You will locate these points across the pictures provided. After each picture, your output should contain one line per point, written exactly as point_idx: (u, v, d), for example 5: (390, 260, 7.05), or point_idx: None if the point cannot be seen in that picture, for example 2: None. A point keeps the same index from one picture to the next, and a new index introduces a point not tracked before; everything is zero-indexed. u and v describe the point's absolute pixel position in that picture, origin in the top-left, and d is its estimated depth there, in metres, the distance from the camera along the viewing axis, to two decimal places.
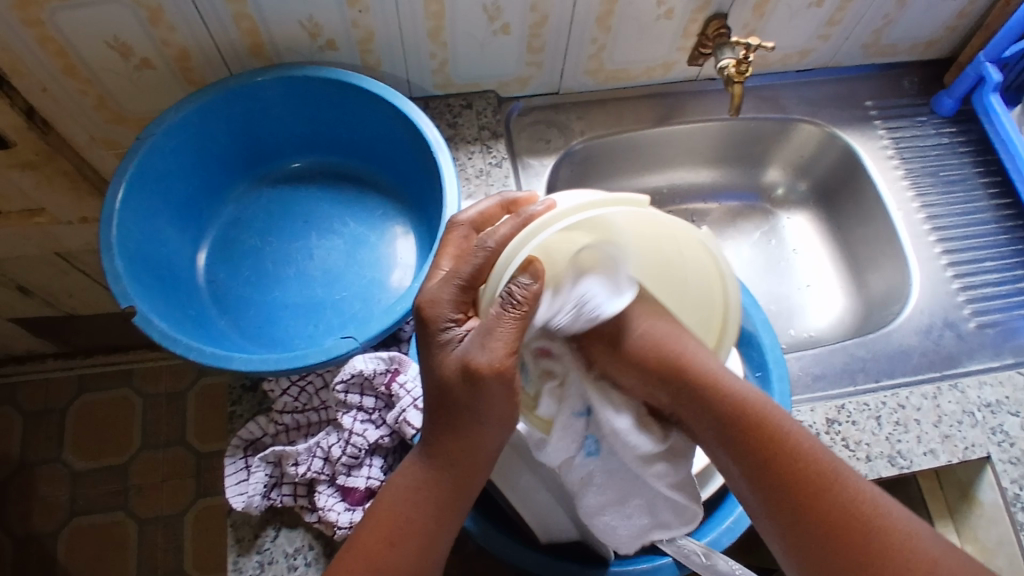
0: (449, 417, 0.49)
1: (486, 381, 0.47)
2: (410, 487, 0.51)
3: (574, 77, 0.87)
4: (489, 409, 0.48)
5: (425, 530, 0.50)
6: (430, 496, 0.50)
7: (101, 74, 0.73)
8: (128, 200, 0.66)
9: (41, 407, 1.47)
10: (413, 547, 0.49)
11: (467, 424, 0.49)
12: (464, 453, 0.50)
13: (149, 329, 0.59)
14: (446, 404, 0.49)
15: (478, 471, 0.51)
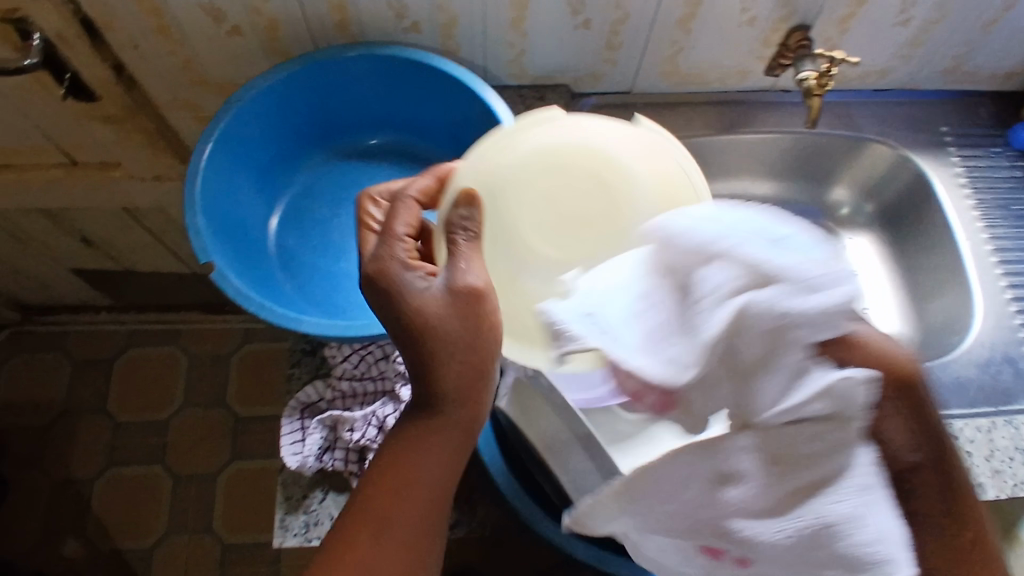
0: (444, 359, 0.50)
1: (471, 307, 0.48)
2: (410, 438, 0.52)
3: (649, 78, 0.87)
4: (476, 354, 0.50)
5: (435, 476, 0.52)
6: (432, 443, 0.51)
7: (192, 36, 0.73)
8: (212, 160, 0.68)
9: (90, 356, 1.52)
10: (425, 493, 0.51)
11: (462, 367, 0.50)
12: (463, 401, 0.51)
13: (225, 285, 0.61)
14: (438, 352, 0.50)
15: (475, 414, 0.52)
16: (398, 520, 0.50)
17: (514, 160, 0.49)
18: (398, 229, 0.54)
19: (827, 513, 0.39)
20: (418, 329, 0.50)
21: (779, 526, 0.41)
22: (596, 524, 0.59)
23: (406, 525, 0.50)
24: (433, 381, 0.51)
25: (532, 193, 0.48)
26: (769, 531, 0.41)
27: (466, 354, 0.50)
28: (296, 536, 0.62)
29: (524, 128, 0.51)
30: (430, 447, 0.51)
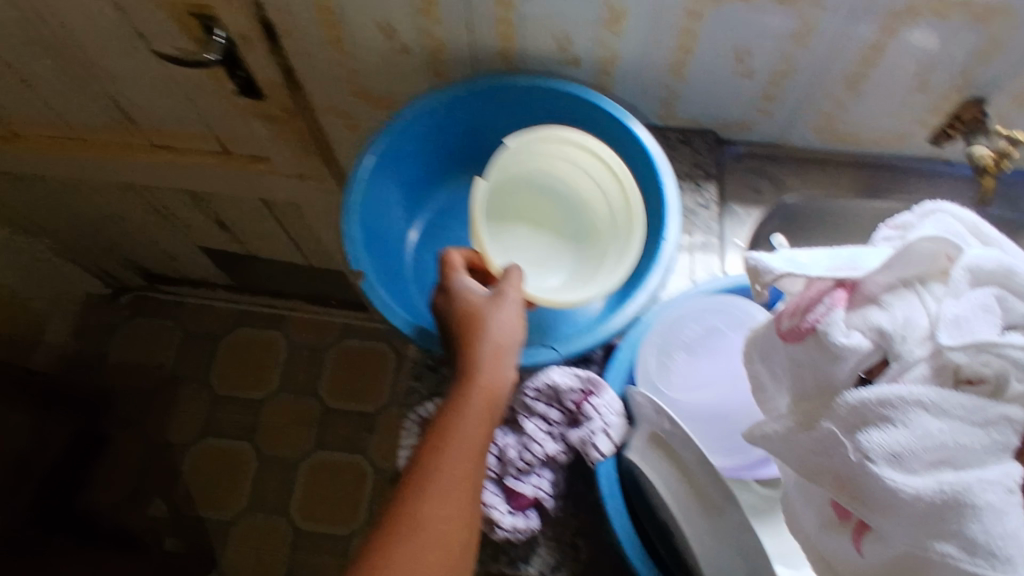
0: (482, 339, 0.57)
1: (510, 306, 0.60)
2: (449, 403, 0.54)
3: (801, 132, 0.84)
4: (511, 319, 0.59)
5: (472, 442, 0.52)
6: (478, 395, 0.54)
7: (362, 51, 0.77)
8: (372, 172, 0.70)
9: (201, 329, 1.61)
10: (465, 455, 0.51)
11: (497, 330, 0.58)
12: (498, 358, 0.56)
13: (374, 295, 0.63)
14: (480, 334, 0.57)
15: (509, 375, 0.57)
16: (436, 477, 0.50)
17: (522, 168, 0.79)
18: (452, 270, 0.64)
19: (977, 491, 0.39)
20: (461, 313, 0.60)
21: (925, 475, 0.41)
22: None
23: (443, 483, 0.49)
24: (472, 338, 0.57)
25: (548, 197, 0.82)
26: (911, 478, 0.41)
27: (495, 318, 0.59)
28: None
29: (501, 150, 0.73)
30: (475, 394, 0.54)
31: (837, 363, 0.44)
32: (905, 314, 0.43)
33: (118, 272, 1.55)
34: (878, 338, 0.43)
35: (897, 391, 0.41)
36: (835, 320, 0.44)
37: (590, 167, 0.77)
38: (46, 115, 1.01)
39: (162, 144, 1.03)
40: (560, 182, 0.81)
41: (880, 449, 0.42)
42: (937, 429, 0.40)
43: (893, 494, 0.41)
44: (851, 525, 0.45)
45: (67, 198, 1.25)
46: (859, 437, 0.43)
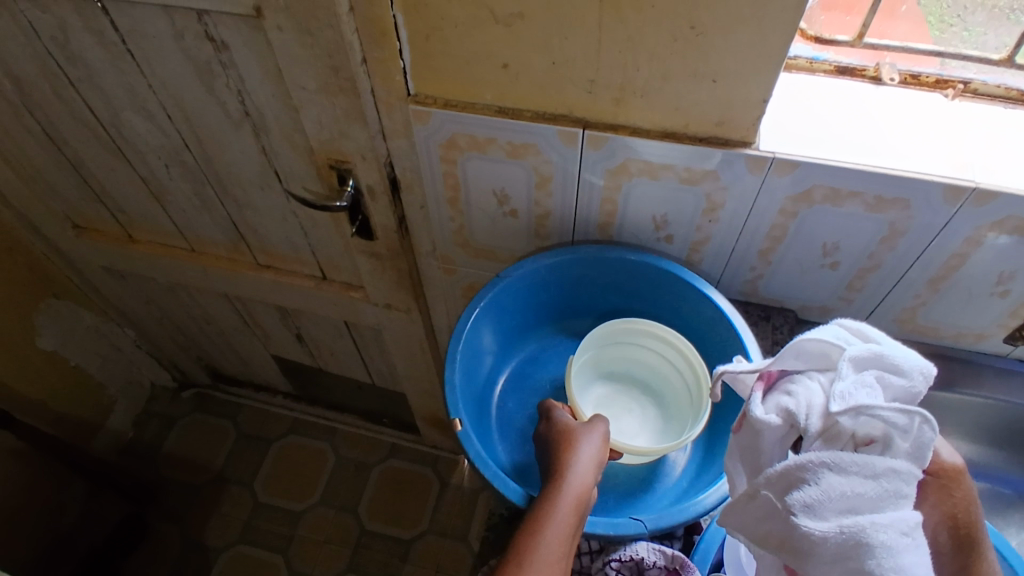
0: (569, 454, 0.62)
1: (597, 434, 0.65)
2: (538, 504, 0.59)
3: (880, 321, 0.87)
4: (603, 445, 0.64)
5: (558, 541, 0.56)
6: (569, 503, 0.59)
7: (475, 209, 0.84)
8: (474, 324, 0.74)
9: (255, 433, 1.64)
10: (550, 552, 0.56)
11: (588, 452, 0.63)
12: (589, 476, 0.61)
13: (468, 445, 0.65)
14: (568, 450, 0.63)
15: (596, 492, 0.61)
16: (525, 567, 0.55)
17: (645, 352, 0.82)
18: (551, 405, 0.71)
19: (872, 532, 0.46)
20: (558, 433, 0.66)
21: (833, 521, 0.47)
22: None
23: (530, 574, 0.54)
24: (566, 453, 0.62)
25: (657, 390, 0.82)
26: (821, 523, 0.47)
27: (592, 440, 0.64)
28: None
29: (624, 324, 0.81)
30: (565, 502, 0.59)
31: (762, 435, 0.54)
32: (806, 399, 0.51)
33: (190, 368, 1.62)
34: (788, 417, 0.52)
35: (810, 457, 0.48)
36: (752, 399, 0.56)
37: (676, 363, 0.79)
38: (170, 229, 1.11)
39: (267, 263, 1.11)
40: (653, 381, 0.83)
41: (798, 502, 0.48)
42: (836, 482, 0.47)
43: (810, 540, 0.48)
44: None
45: (164, 299, 1.34)
46: (787, 496, 0.49)
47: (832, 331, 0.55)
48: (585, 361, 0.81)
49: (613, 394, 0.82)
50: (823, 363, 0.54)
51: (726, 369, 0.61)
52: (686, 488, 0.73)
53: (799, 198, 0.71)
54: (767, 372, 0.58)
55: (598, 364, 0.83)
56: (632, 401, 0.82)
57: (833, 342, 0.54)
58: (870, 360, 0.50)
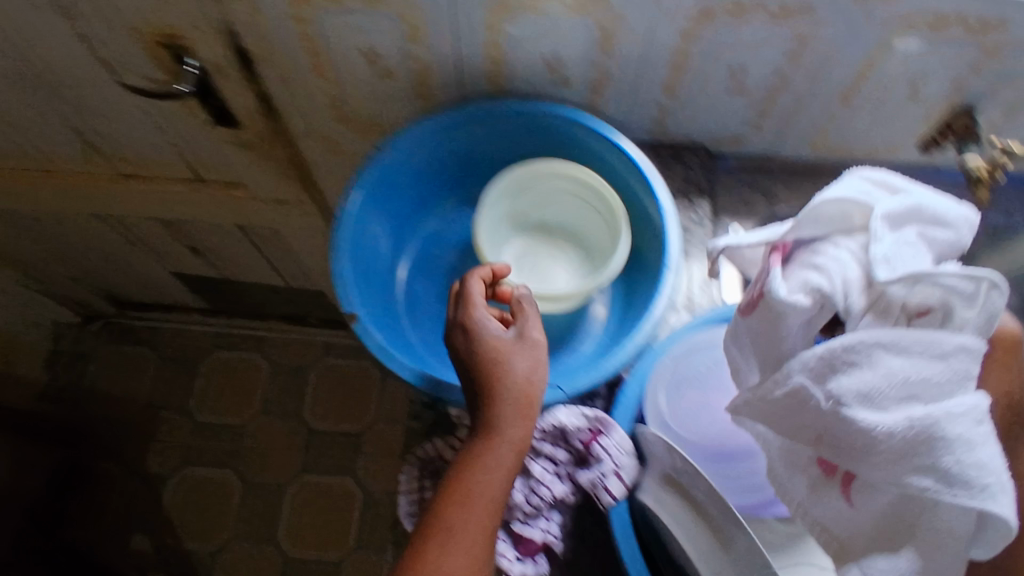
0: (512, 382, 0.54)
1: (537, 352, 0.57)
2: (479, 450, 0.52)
3: (793, 145, 0.83)
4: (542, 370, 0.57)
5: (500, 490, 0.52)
6: (498, 452, 0.52)
7: (345, 75, 0.73)
8: (358, 210, 0.66)
9: (177, 354, 1.56)
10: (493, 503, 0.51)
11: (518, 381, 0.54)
12: (519, 414, 0.54)
13: (369, 339, 0.60)
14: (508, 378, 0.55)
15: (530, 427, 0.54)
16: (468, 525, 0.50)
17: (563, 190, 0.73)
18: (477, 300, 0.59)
19: (947, 424, 0.41)
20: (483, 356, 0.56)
21: (896, 412, 0.42)
22: None
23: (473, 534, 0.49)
24: (490, 388, 0.54)
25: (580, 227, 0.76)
26: (884, 416, 0.42)
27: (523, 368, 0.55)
28: None
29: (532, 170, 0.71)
30: (494, 453, 0.52)
31: (784, 319, 0.48)
32: (840, 273, 0.46)
33: (90, 300, 1.50)
34: (820, 297, 0.46)
35: (862, 337, 0.43)
36: (770, 277, 0.49)
37: (592, 201, 0.72)
38: (8, 148, 0.96)
39: (132, 172, 0.98)
40: (573, 222, 0.76)
41: (850, 393, 0.43)
42: (898, 365, 0.43)
43: (871, 434, 0.42)
44: (838, 480, 0.47)
45: (32, 230, 1.19)
46: (829, 385, 0.44)
47: (853, 188, 0.51)
48: (499, 217, 0.73)
49: (535, 245, 0.77)
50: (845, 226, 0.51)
51: (728, 244, 0.59)
52: (607, 342, 0.71)
53: (700, 17, 0.64)
54: (782, 244, 0.54)
55: (513, 220, 0.75)
56: (556, 248, 0.77)
57: (861, 199, 0.50)
58: (909, 216, 0.48)
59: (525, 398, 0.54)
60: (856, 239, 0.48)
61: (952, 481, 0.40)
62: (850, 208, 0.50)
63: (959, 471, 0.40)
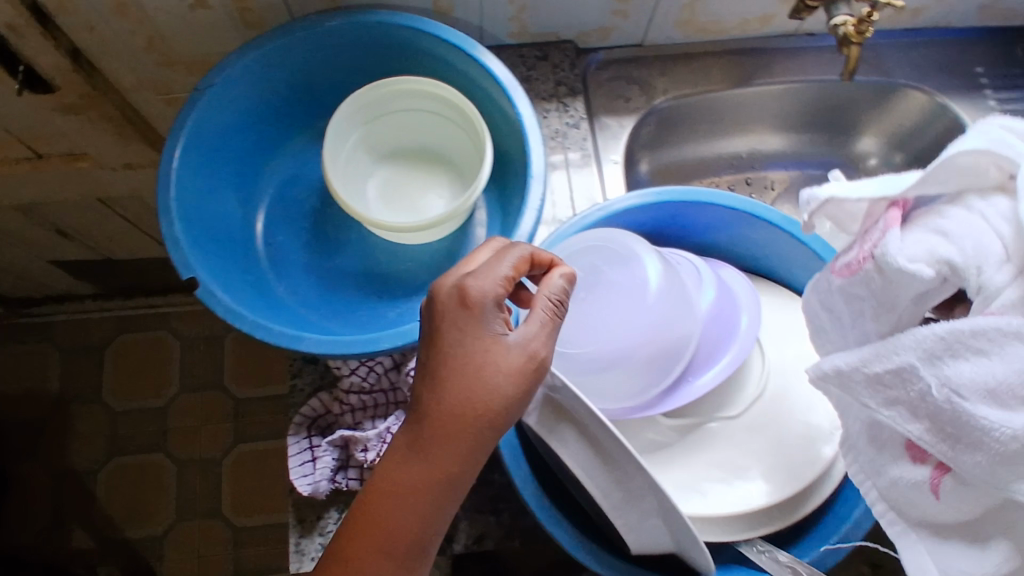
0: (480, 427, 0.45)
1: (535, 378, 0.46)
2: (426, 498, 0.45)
3: (662, 29, 0.79)
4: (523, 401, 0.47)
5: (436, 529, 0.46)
6: (419, 475, 0.45)
7: (154, 11, 0.64)
8: (185, 160, 0.59)
9: (77, 345, 1.45)
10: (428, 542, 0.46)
11: (467, 393, 0.45)
12: (455, 437, 0.45)
13: (213, 303, 0.54)
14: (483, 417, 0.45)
15: (473, 450, 0.45)
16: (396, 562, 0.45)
17: (414, 108, 0.67)
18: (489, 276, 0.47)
19: None
20: (444, 356, 0.46)
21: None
22: (641, 547, 0.50)
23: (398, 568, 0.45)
24: (424, 398, 0.46)
25: (442, 145, 0.70)
26: (1010, 415, 0.36)
27: (475, 385, 0.45)
28: (312, 558, 0.60)
29: (375, 89, 0.64)
30: (412, 477, 0.45)
31: (900, 287, 0.42)
32: (973, 243, 0.39)
33: None
34: (946, 272, 0.40)
35: (988, 322, 0.36)
36: (889, 241, 0.43)
37: (447, 114, 0.66)
38: None
39: None
40: (440, 143, 0.70)
41: (967, 383, 0.37)
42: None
43: (983, 433, 0.36)
44: (930, 466, 0.42)
45: None
46: (942, 372, 0.38)
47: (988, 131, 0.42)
48: (350, 147, 0.67)
49: (401, 173, 0.70)
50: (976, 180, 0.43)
51: (832, 197, 0.48)
52: None
53: None
54: (903, 200, 0.45)
55: (371, 146, 0.69)
56: (421, 173, 0.70)
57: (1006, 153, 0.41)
58: None
59: (469, 415, 0.45)
60: (995, 201, 0.40)
61: None
62: (988, 168, 0.42)
63: None
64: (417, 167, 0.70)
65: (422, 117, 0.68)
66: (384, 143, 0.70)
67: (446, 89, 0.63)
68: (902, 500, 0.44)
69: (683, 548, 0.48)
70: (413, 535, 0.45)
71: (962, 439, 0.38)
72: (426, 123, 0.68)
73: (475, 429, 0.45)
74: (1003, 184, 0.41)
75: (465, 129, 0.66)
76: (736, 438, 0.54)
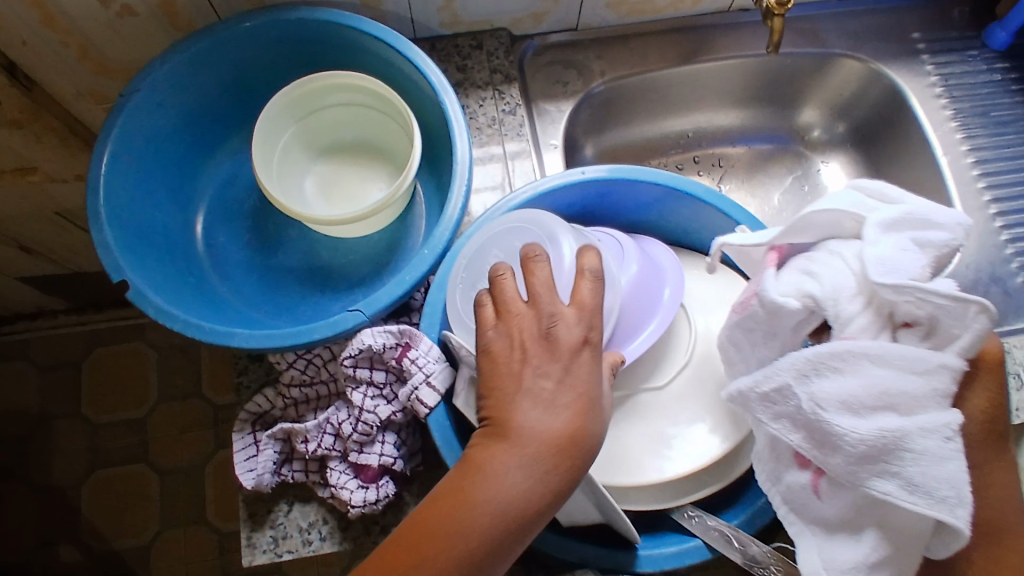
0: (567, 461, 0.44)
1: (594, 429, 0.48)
2: (506, 518, 0.43)
3: (595, 12, 0.80)
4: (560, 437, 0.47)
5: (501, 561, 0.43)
6: (496, 496, 0.43)
7: (81, 22, 0.64)
8: (114, 166, 0.60)
9: (54, 362, 1.45)
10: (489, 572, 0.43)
11: (556, 419, 0.45)
12: (541, 465, 0.44)
13: (144, 305, 0.55)
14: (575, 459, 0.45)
15: (559, 488, 0.44)
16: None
17: (347, 101, 0.68)
18: (539, 301, 0.48)
19: (916, 438, 0.41)
20: (522, 383, 0.46)
21: (872, 421, 0.42)
22: (571, 519, 0.52)
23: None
24: (513, 417, 0.45)
25: (380, 139, 0.70)
26: (858, 424, 0.42)
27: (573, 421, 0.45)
28: (264, 552, 0.60)
29: (305, 84, 0.65)
30: (492, 495, 0.43)
31: (778, 317, 0.47)
32: (831, 279, 0.44)
33: None
34: (810, 304, 0.45)
35: (843, 345, 0.42)
36: (764, 278, 0.49)
37: (379, 106, 0.67)
38: None
39: None
40: (377, 135, 0.70)
41: (830, 399, 0.42)
42: (913, 381, 0.41)
43: (839, 438, 0.42)
44: (810, 470, 0.47)
45: None
46: (808, 388, 0.43)
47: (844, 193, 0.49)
48: (285, 144, 0.68)
49: (340, 168, 0.71)
50: (837, 230, 0.49)
51: (724, 242, 0.53)
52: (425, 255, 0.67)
53: None
54: (777, 246, 0.52)
55: (309, 142, 0.70)
56: (359, 168, 0.71)
57: (856, 206, 0.47)
58: (909, 221, 0.44)
59: (566, 438, 0.44)
60: (849, 244, 0.46)
61: (910, 490, 0.41)
62: (846, 217, 0.48)
63: (925, 461, 0.40)
64: (355, 163, 0.71)
65: (357, 110, 0.69)
66: (321, 140, 0.71)
67: (373, 81, 0.64)
68: (791, 501, 0.49)
69: (608, 516, 0.50)
70: (469, 559, 0.42)
71: (826, 441, 0.43)
72: (362, 116, 0.69)
73: (563, 464, 0.44)
74: (857, 233, 0.48)
75: (398, 120, 0.67)
76: (668, 407, 0.54)
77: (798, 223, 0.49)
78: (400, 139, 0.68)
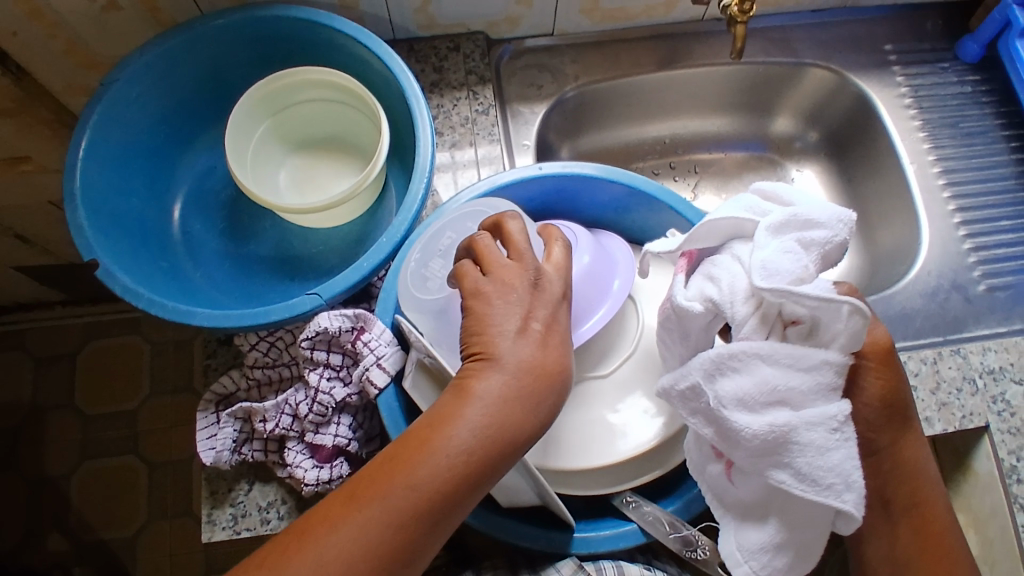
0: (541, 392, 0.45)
1: None
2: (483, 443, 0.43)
3: (569, 18, 0.82)
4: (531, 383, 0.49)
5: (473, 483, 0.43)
6: (481, 420, 0.43)
7: (69, 15, 0.67)
8: (92, 152, 0.62)
9: (51, 353, 1.48)
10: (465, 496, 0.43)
11: (535, 353, 0.46)
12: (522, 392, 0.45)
13: (112, 283, 0.57)
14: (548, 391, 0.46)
15: (541, 414, 0.45)
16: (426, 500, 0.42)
17: (321, 96, 0.70)
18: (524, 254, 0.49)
19: (802, 432, 0.44)
20: (511, 322, 0.47)
21: (763, 415, 0.44)
22: (510, 499, 0.55)
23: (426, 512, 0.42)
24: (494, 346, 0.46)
25: (353, 134, 0.73)
26: (752, 419, 0.44)
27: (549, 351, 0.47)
28: (224, 529, 0.62)
29: (279, 79, 0.67)
30: (475, 417, 0.43)
31: (686, 320, 0.50)
32: (729, 282, 0.47)
33: None
34: (712, 306, 0.47)
35: (742, 347, 0.45)
36: (674, 285, 0.51)
37: (351, 102, 0.69)
38: None
39: None
40: (350, 131, 0.73)
41: (729, 397, 0.45)
42: (797, 376, 0.44)
43: (737, 433, 0.45)
44: (724, 460, 0.50)
45: None
46: (712, 385, 0.45)
47: (741, 202, 0.51)
48: (261, 137, 0.70)
49: (314, 162, 0.73)
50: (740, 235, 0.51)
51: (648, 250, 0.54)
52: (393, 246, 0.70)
53: None
54: (688, 253, 0.54)
55: (285, 137, 0.73)
56: (331, 162, 0.73)
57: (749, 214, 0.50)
58: (794, 224, 0.47)
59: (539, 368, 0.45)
60: (745, 247, 0.48)
61: (801, 479, 0.44)
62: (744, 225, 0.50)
63: (812, 450, 0.43)
64: (329, 157, 0.73)
65: (332, 105, 0.71)
66: (298, 134, 0.73)
67: (345, 78, 0.66)
68: (712, 489, 0.51)
69: (544, 499, 0.53)
70: (454, 485, 0.42)
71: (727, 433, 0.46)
72: (336, 112, 0.72)
73: (540, 389, 0.45)
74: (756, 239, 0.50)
75: (369, 116, 0.69)
76: (607, 395, 0.58)
77: (699, 231, 0.51)
78: (372, 134, 0.71)
